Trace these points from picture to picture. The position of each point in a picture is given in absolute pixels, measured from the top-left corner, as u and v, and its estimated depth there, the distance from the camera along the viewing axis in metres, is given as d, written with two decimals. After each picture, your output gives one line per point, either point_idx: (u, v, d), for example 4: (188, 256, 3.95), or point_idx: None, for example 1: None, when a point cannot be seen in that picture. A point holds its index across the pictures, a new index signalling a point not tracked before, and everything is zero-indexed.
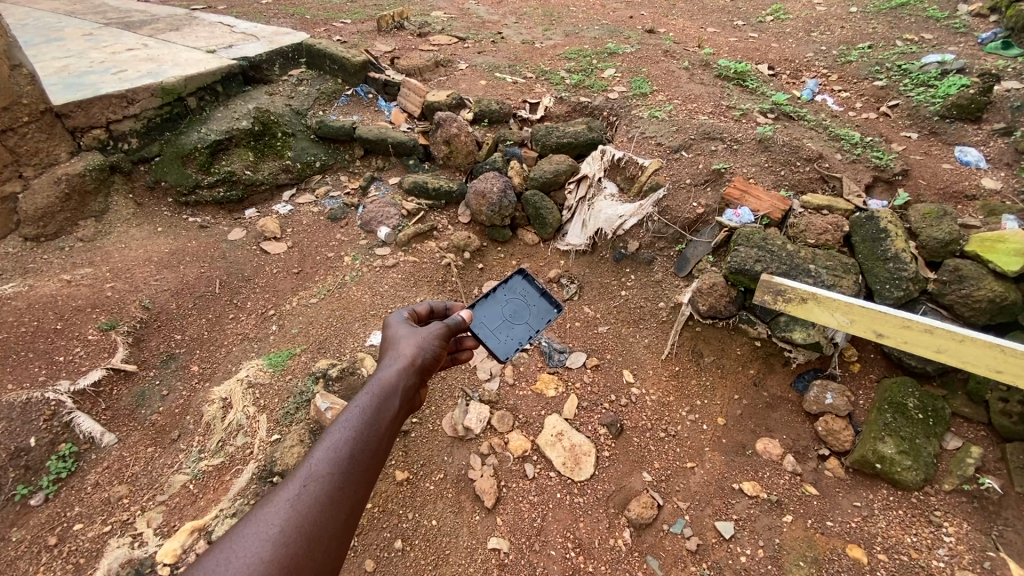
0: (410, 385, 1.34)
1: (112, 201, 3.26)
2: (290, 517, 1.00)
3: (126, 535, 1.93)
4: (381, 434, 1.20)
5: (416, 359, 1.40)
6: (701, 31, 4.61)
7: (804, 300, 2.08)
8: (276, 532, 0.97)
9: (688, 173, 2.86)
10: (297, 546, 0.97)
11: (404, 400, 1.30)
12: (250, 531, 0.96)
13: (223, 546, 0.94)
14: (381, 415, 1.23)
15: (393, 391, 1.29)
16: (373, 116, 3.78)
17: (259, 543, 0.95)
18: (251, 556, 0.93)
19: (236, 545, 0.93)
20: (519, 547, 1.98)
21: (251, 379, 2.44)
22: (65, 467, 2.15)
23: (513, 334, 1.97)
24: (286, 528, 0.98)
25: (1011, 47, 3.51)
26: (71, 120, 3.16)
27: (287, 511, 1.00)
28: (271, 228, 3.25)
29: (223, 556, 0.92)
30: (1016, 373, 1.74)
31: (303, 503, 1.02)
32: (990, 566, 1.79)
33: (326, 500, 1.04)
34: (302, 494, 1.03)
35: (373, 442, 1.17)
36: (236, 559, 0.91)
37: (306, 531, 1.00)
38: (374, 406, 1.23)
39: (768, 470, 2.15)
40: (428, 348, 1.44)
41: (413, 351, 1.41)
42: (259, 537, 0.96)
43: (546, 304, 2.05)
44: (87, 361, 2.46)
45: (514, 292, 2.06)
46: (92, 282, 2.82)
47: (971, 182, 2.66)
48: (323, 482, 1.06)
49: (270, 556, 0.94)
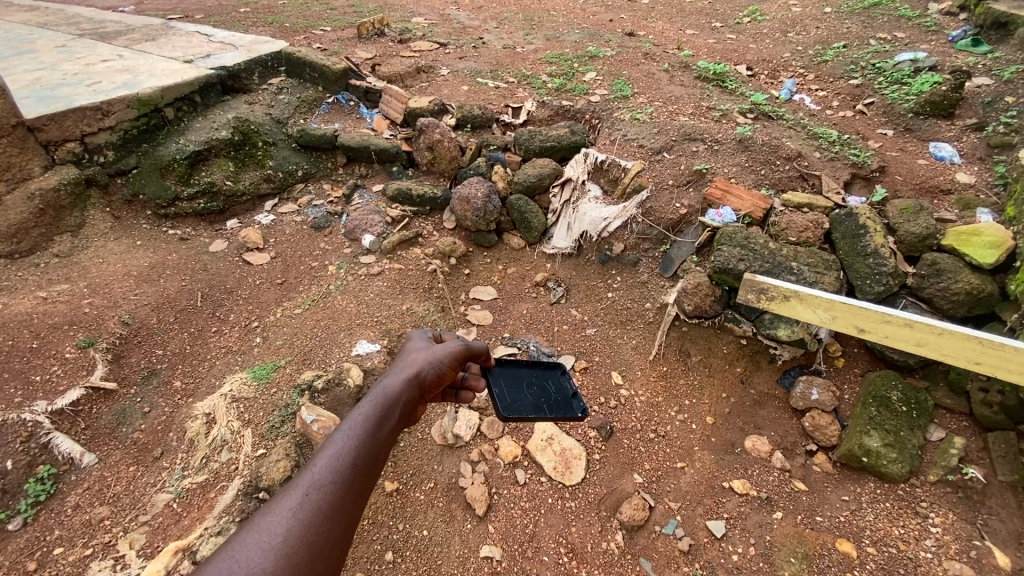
0: (410, 397, 1.32)
1: (88, 215, 3.19)
2: (293, 526, 0.96)
3: (107, 559, 1.89)
4: (382, 445, 1.18)
5: (420, 374, 1.38)
6: (680, 32, 4.65)
7: (787, 298, 2.10)
8: (278, 541, 0.94)
9: (670, 174, 2.88)
10: (299, 555, 0.94)
11: (403, 412, 1.28)
12: (253, 540, 0.92)
13: (226, 554, 0.90)
14: (382, 425, 1.20)
15: (394, 402, 1.27)
16: (354, 123, 3.75)
17: (263, 553, 0.91)
18: (254, 564, 0.89)
19: (239, 553, 0.90)
20: (511, 555, 1.97)
21: (234, 394, 2.40)
22: (44, 490, 2.10)
23: (521, 400, 1.69)
24: (289, 537, 0.95)
25: (980, 45, 3.61)
26: (44, 134, 3.11)
27: (289, 519, 0.96)
28: (253, 239, 3.21)
29: (227, 563, 0.88)
30: (994, 364, 1.77)
31: (305, 512, 0.99)
32: (976, 555, 1.81)
33: (329, 509, 1.01)
34: (304, 502, 1.00)
35: (373, 453, 1.15)
36: (239, 566, 0.88)
37: (308, 542, 0.96)
38: (377, 415, 1.21)
39: (757, 468, 2.16)
40: (435, 363, 1.42)
41: (418, 365, 1.39)
42: (262, 546, 0.92)
43: (571, 403, 1.74)
44: (64, 380, 2.41)
45: (546, 381, 1.82)
46: (69, 298, 2.76)
47: (946, 177, 2.71)
48: (325, 492, 1.03)
49: (274, 566, 0.90)
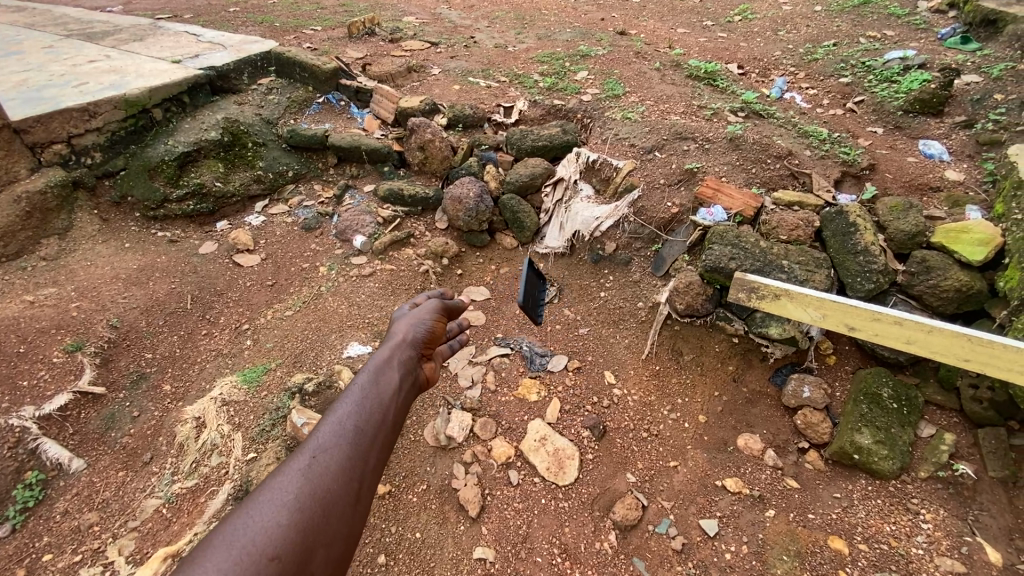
0: (407, 359, 1.30)
1: (76, 218, 3.16)
2: (304, 484, 0.91)
3: (97, 565, 1.87)
4: (389, 404, 1.14)
5: (410, 336, 1.38)
6: (671, 31, 4.65)
7: (777, 297, 2.11)
8: (291, 498, 0.88)
9: (662, 173, 2.88)
10: (312, 513, 0.89)
11: (405, 373, 1.26)
12: (263, 498, 0.87)
13: (236, 514, 0.83)
14: (383, 387, 1.17)
15: (391, 366, 1.24)
16: (345, 123, 3.73)
17: (274, 509, 0.86)
18: (267, 521, 0.83)
19: (251, 511, 0.84)
20: (505, 556, 1.96)
21: (224, 397, 2.38)
22: (32, 496, 2.07)
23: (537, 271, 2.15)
24: (301, 494, 0.89)
25: (969, 42, 3.63)
26: (30, 135, 3.07)
27: (299, 478, 0.91)
28: (243, 240, 3.19)
29: (240, 521, 0.82)
30: (983, 361, 1.78)
31: (315, 470, 0.93)
32: (967, 551, 1.83)
33: (340, 465, 0.96)
34: (312, 462, 0.94)
35: (380, 412, 1.11)
36: (251, 522, 0.82)
37: (321, 498, 0.91)
38: (375, 379, 1.18)
39: (749, 466, 2.17)
40: (421, 324, 1.43)
41: (406, 329, 1.40)
42: (274, 503, 0.86)
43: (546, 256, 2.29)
44: (51, 385, 2.38)
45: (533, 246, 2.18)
46: (56, 302, 2.73)
47: (935, 174, 2.72)
48: (334, 450, 0.98)
49: (288, 522, 0.85)
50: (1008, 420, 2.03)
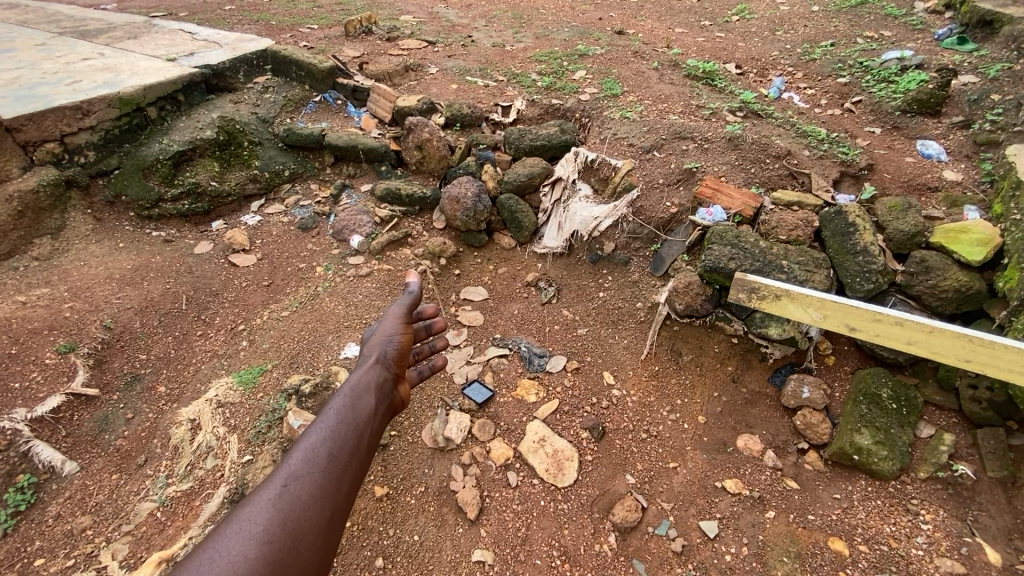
0: (378, 380, 1.40)
1: (68, 217, 3.13)
2: (273, 515, 0.98)
3: (90, 570, 1.85)
4: (362, 429, 1.22)
5: (383, 355, 1.49)
6: (669, 31, 4.64)
7: (777, 297, 2.09)
8: (259, 530, 0.95)
9: (660, 173, 2.86)
10: (281, 543, 0.95)
11: (379, 396, 1.35)
12: (231, 531, 0.93)
13: (203, 549, 0.90)
14: (355, 412, 1.26)
15: (365, 390, 1.34)
16: (342, 123, 3.70)
17: (242, 542, 0.92)
18: (235, 554, 0.90)
19: (218, 544, 0.90)
20: (504, 558, 1.94)
21: (220, 399, 2.36)
22: (23, 500, 2.04)
23: None
24: (270, 525, 0.96)
25: (966, 43, 3.64)
26: (22, 134, 3.03)
27: (270, 509, 0.98)
28: (239, 240, 3.16)
29: (206, 557, 0.88)
30: (984, 361, 1.77)
31: (285, 501, 1.00)
32: (967, 552, 1.83)
33: (311, 494, 1.04)
34: (283, 493, 1.02)
35: (352, 438, 1.19)
36: (218, 557, 0.88)
37: (290, 528, 0.97)
38: (349, 405, 1.27)
39: (749, 467, 2.16)
40: (392, 342, 1.53)
41: (378, 349, 1.50)
42: (241, 536, 0.93)
43: None
44: (44, 387, 2.36)
45: None
46: (49, 303, 2.70)
47: (934, 174, 2.72)
48: (303, 480, 1.05)
49: (256, 554, 0.91)
50: (1007, 420, 2.03)
